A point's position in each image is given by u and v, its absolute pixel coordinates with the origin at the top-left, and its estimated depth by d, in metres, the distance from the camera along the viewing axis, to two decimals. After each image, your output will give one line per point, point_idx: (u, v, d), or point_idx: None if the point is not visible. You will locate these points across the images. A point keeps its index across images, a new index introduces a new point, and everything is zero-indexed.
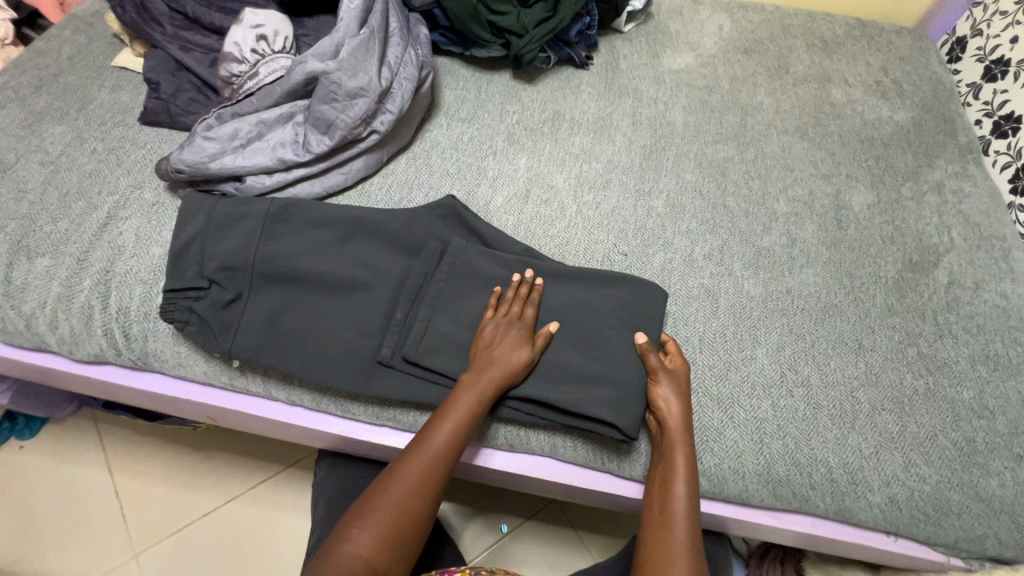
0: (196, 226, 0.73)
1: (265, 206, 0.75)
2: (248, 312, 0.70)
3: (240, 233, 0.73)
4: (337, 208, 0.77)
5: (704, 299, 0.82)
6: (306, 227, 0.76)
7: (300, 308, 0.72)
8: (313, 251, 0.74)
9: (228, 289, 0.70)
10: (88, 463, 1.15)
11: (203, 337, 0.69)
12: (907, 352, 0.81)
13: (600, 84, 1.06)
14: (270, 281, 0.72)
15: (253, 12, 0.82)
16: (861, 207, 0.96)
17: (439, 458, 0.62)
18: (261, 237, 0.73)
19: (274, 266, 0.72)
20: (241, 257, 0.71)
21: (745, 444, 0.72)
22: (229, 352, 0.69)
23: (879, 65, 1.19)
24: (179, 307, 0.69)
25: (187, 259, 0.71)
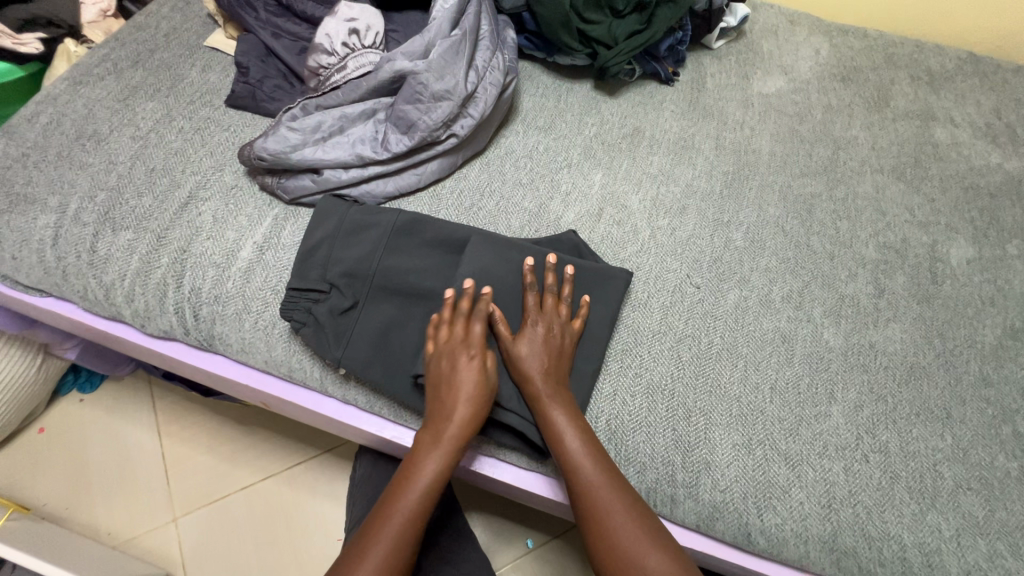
0: (327, 228, 0.75)
1: (394, 217, 0.75)
2: (361, 322, 0.70)
3: (368, 241, 0.74)
4: (459, 227, 0.76)
5: (779, 344, 0.77)
6: (425, 243, 0.75)
7: (411, 324, 0.71)
8: (430, 269, 0.73)
9: (346, 295, 0.71)
10: (139, 424, 1.19)
11: (318, 340, 0.69)
12: (1001, 430, 0.74)
13: (684, 103, 1.02)
14: (385, 293, 0.72)
15: (348, 5, 0.81)
16: (959, 261, 0.89)
17: (423, 501, 0.61)
18: (383, 249, 0.73)
19: (390, 279, 0.72)
20: (365, 266, 0.72)
21: (811, 507, 0.67)
22: (339, 360, 0.69)
23: (992, 106, 1.10)
24: (300, 307, 0.70)
25: (314, 259, 0.72)
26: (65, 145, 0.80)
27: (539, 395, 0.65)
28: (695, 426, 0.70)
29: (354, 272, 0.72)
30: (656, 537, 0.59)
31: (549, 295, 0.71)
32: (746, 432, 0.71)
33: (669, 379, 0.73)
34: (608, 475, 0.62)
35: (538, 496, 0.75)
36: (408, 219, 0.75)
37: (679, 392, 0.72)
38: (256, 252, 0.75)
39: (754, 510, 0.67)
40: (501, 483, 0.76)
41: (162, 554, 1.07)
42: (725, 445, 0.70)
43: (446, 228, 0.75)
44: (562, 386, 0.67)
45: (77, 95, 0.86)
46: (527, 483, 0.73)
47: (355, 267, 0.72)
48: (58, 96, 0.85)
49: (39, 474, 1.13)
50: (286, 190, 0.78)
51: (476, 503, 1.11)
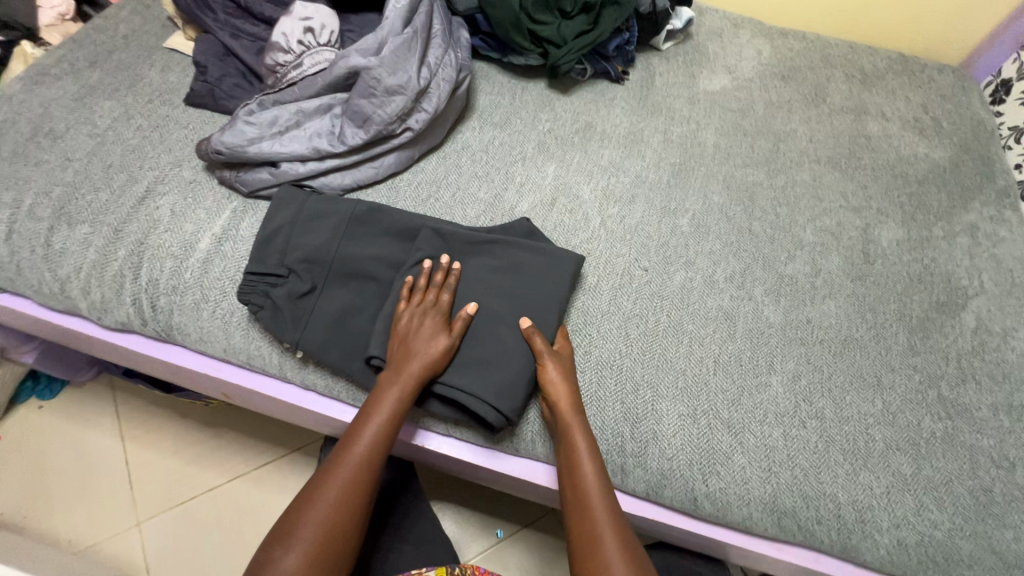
0: (287, 214, 0.77)
1: (351, 207, 0.77)
2: (319, 307, 0.72)
3: (325, 228, 0.76)
4: (416, 216, 0.78)
5: (722, 321, 0.82)
6: (380, 231, 0.77)
7: (367, 310, 0.73)
8: (384, 255, 0.75)
9: (304, 280, 0.73)
10: (101, 429, 1.18)
11: (276, 323, 0.71)
12: (927, 394, 0.79)
13: (634, 100, 1.07)
14: (343, 279, 0.74)
15: (303, 5, 0.84)
16: (889, 242, 0.95)
17: (361, 473, 0.62)
18: (341, 237, 0.75)
19: (348, 266, 0.74)
20: (322, 253, 0.74)
21: (753, 471, 0.71)
22: (297, 343, 0.71)
23: (919, 101, 1.18)
24: (258, 291, 0.72)
25: (272, 245, 0.74)
26: (20, 143, 0.81)
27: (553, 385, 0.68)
28: (643, 399, 0.74)
29: (310, 258, 0.74)
30: (625, 541, 0.61)
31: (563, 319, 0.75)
32: (691, 403, 0.74)
33: (618, 356, 0.76)
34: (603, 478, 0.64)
35: (500, 475, 0.77)
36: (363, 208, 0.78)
37: (627, 367, 0.76)
38: (214, 243, 0.76)
39: (699, 476, 0.71)
40: (463, 465, 0.78)
41: (125, 559, 1.06)
42: (671, 415, 0.73)
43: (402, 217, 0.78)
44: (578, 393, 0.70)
45: (33, 94, 0.86)
46: (487, 463, 0.75)
47: (312, 253, 0.74)
48: (13, 96, 0.86)
49: None
50: (244, 183, 0.79)
51: (444, 495, 1.13)
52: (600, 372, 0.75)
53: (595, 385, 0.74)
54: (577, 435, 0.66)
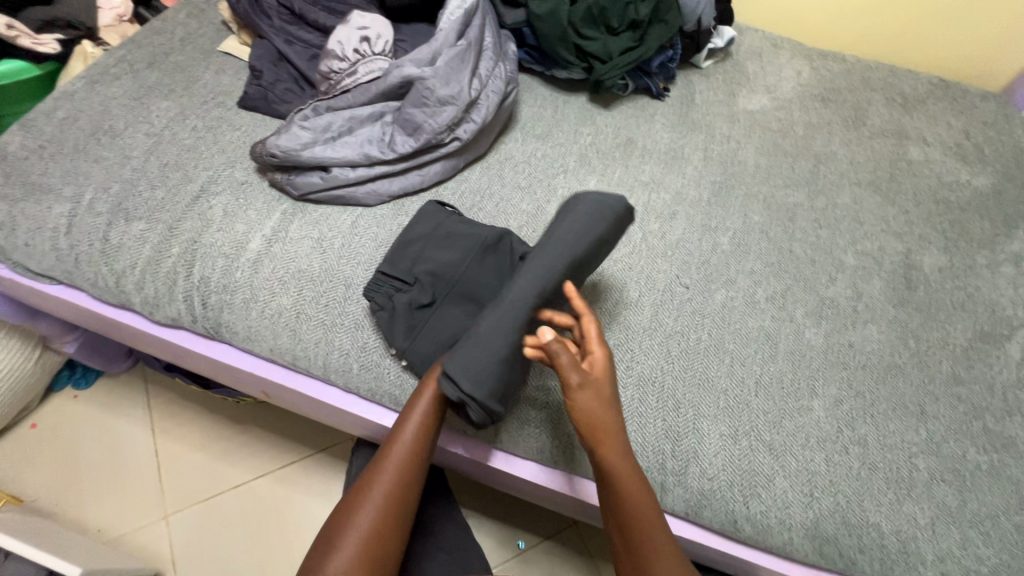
0: (423, 230, 0.79)
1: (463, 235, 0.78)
2: (433, 322, 0.73)
3: (456, 249, 0.77)
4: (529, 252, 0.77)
5: (763, 342, 0.81)
6: (498, 262, 0.77)
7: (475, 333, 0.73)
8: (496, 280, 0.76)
9: (426, 293, 0.74)
10: (133, 421, 1.19)
11: (389, 327, 0.72)
12: (972, 425, 0.78)
13: (674, 116, 1.08)
14: (462, 300, 0.75)
15: (360, 15, 0.86)
16: (932, 269, 0.94)
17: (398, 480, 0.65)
18: (462, 260, 0.76)
19: (469, 290, 0.75)
20: (449, 271, 0.75)
21: (795, 495, 0.70)
22: (402, 351, 0.71)
23: (961, 127, 1.17)
24: (383, 291, 0.73)
25: (405, 252, 0.77)
26: (81, 139, 0.83)
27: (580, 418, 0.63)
28: (684, 417, 0.74)
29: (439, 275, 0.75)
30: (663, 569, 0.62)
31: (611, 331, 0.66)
32: (732, 423, 0.74)
33: (659, 373, 0.76)
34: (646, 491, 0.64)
35: (537, 486, 0.77)
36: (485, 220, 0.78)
37: (668, 384, 0.76)
38: (265, 244, 0.78)
39: (740, 498, 0.70)
40: (501, 474, 0.79)
41: (151, 552, 1.07)
42: (712, 435, 0.73)
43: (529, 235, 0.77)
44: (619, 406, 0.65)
45: (94, 92, 0.89)
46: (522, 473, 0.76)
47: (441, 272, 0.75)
48: (75, 93, 0.89)
49: (30, 470, 1.13)
50: (296, 186, 0.81)
51: (468, 503, 1.13)
52: (641, 388, 0.75)
53: (637, 400, 0.74)
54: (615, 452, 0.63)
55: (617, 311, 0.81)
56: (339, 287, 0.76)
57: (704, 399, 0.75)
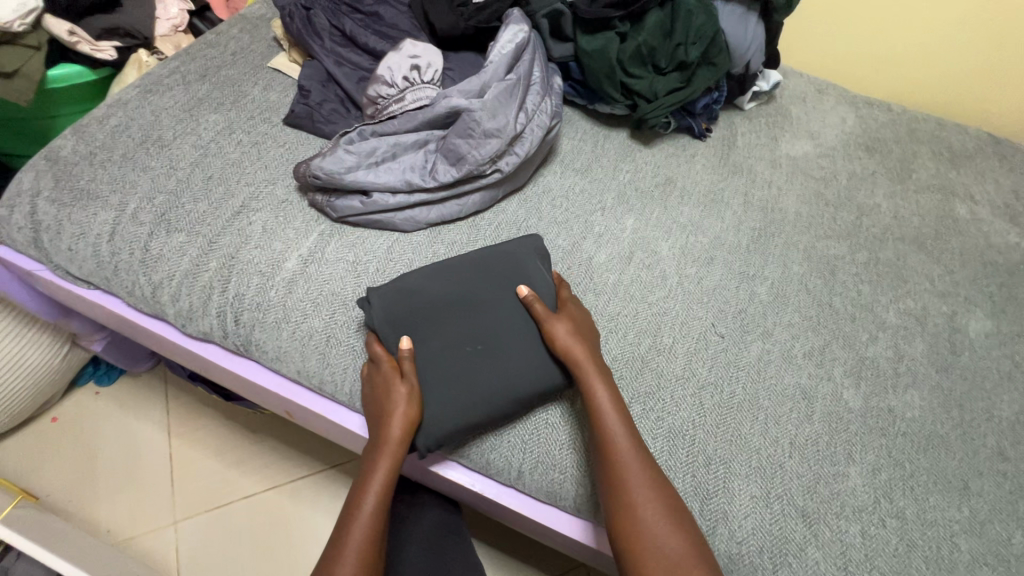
0: (435, 268, 0.77)
1: (457, 278, 0.76)
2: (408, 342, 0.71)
3: (453, 285, 0.75)
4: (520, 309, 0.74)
5: (800, 400, 0.78)
6: (487, 307, 0.74)
7: (445, 356, 0.70)
8: (492, 322, 0.73)
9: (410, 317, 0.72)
10: (151, 421, 1.20)
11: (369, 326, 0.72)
12: (1018, 506, 0.74)
13: (715, 157, 1.07)
14: (441, 325, 0.72)
15: (412, 43, 0.87)
16: (977, 334, 0.91)
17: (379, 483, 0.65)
18: (451, 298, 0.74)
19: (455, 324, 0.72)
20: (442, 301, 0.73)
21: (827, 567, 0.67)
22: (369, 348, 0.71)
23: (1010, 186, 1.14)
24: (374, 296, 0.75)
25: (407, 281, 0.75)
26: (130, 147, 0.85)
27: (585, 364, 0.69)
28: (715, 474, 0.71)
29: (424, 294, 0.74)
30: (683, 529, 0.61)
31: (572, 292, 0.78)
32: (765, 484, 0.71)
33: (690, 425, 0.74)
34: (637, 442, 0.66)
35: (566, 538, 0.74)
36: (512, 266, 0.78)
37: (699, 438, 0.73)
38: (301, 264, 0.78)
39: (770, 566, 0.67)
40: (524, 519, 0.76)
41: (158, 558, 1.06)
42: (743, 495, 0.70)
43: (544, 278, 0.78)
44: (591, 354, 0.71)
45: (146, 102, 0.91)
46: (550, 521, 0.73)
47: (426, 290, 0.74)
48: (128, 102, 0.91)
49: (48, 464, 1.13)
50: (335, 208, 0.81)
51: (478, 533, 1.10)
52: (671, 440, 0.73)
53: (665, 453, 0.72)
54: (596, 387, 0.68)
55: (651, 357, 0.79)
56: None
57: (735, 458, 0.72)
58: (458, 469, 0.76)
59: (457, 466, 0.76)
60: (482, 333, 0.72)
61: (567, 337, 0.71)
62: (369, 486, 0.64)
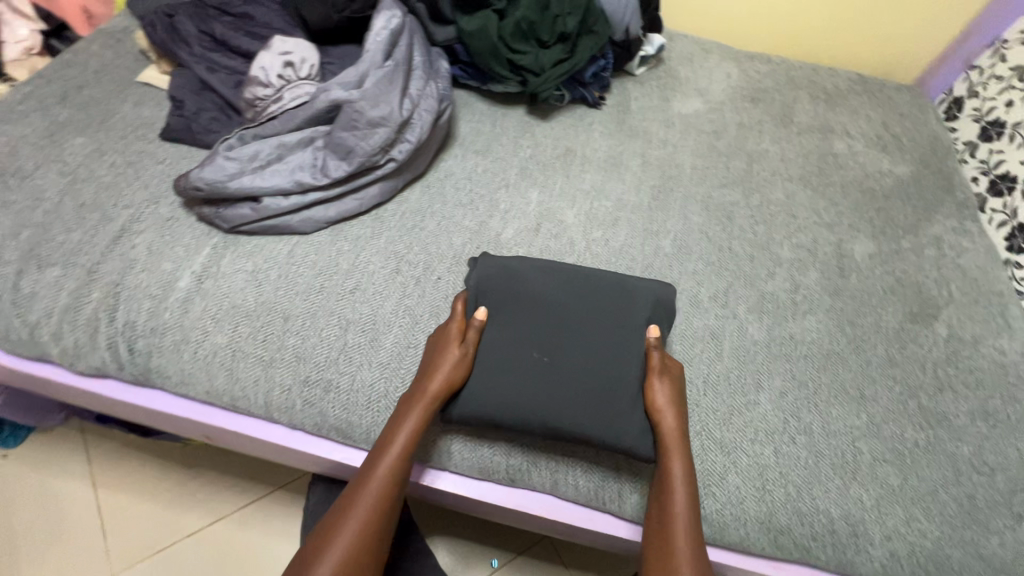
0: (536, 288, 0.76)
1: (513, 293, 0.75)
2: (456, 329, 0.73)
3: (596, 319, 0.74)
4: (577, 336, 0.73)
5: (709, 341, 0.83)
6: (543, 324, 0.73)
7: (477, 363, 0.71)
8: (544, 338, 0.72)
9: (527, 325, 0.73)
10: (73, 475, 1.12)
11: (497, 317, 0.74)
12: (908, 404, 0.82)
13: (611, 124, 1.10)
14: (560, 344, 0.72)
15: (281, 39, 0.84)
16: (862, 257, 0.98)
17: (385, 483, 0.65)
18: (508, 313, 0.74)
19: (582, 346, 0.72)
20: (494, 307, 0.74)
21: (747, 490, 0.72)
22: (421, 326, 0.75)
23: (880, 119, 1.24)
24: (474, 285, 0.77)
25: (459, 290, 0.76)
26: None
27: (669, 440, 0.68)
28: None
29: (515, 301, 0.74)
30: None
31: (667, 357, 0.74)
32: None
33: None
34: (696, 524, 0.65)
35: (519, 513, 0.76)
36: (606, 306, 0.75)
37: None
38: (195, 281, 0.75)
39: None
40: (475, 503, 0.77)
41: None
42: None
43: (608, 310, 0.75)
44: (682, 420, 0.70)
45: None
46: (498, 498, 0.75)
47: (529, 300, 0.75)
48: None
49: None
50: (225, 219, 0.78)
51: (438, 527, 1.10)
52: None
53: None
54: (675, 462, 0.67)
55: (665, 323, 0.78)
56: (275, 320, 0.74)
57: None
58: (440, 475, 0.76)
59: (438, 472, 0.76)
60: (552, 345, 0.72)
61: (666, 398, 0.70)
62: (371, 482, 0.65)
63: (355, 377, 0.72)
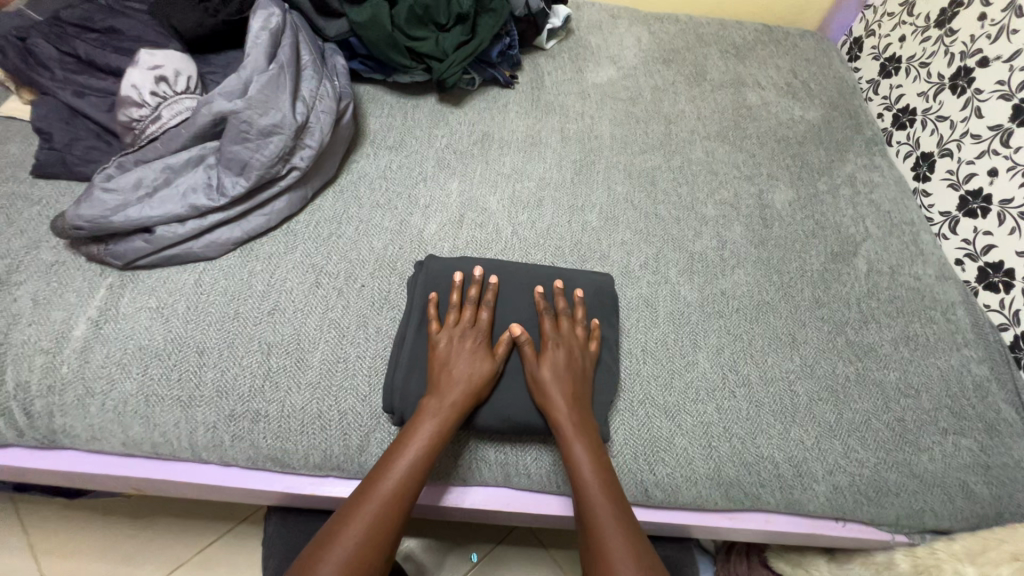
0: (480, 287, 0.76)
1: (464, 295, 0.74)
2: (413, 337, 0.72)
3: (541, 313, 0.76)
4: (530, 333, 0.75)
5: (644, 309, 0.83)
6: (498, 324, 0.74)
7: None
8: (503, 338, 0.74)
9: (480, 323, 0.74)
10: (5, 551, 1.02)
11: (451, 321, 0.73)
12: (837, 341, 0.85)
13: (526, 102, 1.07)
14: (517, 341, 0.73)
15: (149, 52, 0.77)
16: (783, 205, 1.01)
17: (403, 485, 0.60)
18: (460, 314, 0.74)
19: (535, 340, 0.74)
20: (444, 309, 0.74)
21: (695, 450, 0.73)
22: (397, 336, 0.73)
23: (788, 67, 1.26)
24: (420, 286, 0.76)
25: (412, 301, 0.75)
26: None
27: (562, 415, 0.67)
28: None
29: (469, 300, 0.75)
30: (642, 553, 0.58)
31: (564, 317, 0.75)
32: (627, 395, 0.75)
33: None
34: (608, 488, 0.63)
35: (477, 510, 0.74)
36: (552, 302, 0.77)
37: None
38: (92, 327, 0.69)
39: (646, 466, 0.71)
40: (430, 509, 0.73)
41: None
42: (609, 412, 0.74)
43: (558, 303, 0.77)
44: (580, 398, 0.69)
45: None
46: (454, 500, 0.71)
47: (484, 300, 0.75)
48: None
49: None
50: (117, 256, 0.72)
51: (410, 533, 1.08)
52: None
53: None
54: (577, 442, 0.65)
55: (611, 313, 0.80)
56: (189, 355, 0.69)
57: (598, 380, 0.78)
58: (465, 490, 0.72)
59: None
60: (509, 339, 0.74)
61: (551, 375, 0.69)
62: (386, 478, 0.60)
63: (284, 402, 0.69)
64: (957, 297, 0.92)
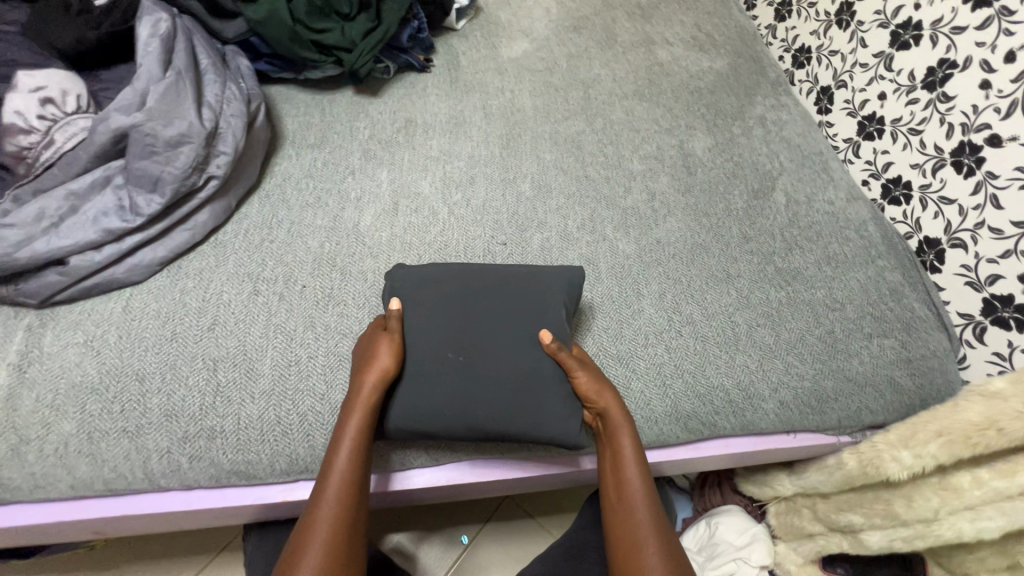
0: (433, 293, 0.72)
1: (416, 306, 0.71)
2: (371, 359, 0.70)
3: (498, 309, 0.72)
4: (490, 330, 0.70)
5: (586, 268, 0.86)
6: (455, 327, 0.70)
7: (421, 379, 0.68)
8: (461, 340, 0.69)
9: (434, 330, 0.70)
10: None
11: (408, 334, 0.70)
12: (767, 271, 0.91)
13: (444, 84, 1.07)
14: (477, 341, 0.69)
15: (27, 74, 0.72)
16: (703, 151, 1.06)
17: (341, 494, 0.60)
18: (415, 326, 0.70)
19: (495, 335, 0.70)
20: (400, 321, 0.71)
21: (651, 391, 0.77)
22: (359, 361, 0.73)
23: (692, 22, 1.31)
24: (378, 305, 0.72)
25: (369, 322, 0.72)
26: None
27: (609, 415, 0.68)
28: None
29: (421, 311, 0.71)
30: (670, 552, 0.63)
31: None
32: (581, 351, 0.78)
33: None
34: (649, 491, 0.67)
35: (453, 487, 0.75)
36: (508, 295, 0.73)
37: None
38: (15, 372, 0.65)
39: None
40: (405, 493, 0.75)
41: None
42: None
43: (516, 294, 0.73)
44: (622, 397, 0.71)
45: None
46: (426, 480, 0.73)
47: (436, 307, 0.71)
48: None
49: None
50: (30, 294, 0.68)
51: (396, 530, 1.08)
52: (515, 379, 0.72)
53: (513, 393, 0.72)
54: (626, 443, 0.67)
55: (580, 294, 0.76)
56: (129, 383, 0.66)
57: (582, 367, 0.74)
58: (406, 474, 0.73)
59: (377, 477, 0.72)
60: (468, 342, 0.69)
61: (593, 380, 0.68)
62: (323, 497, 0.60)
63: (239, 415, 0.67)
64: (867, 215, 1.00)
